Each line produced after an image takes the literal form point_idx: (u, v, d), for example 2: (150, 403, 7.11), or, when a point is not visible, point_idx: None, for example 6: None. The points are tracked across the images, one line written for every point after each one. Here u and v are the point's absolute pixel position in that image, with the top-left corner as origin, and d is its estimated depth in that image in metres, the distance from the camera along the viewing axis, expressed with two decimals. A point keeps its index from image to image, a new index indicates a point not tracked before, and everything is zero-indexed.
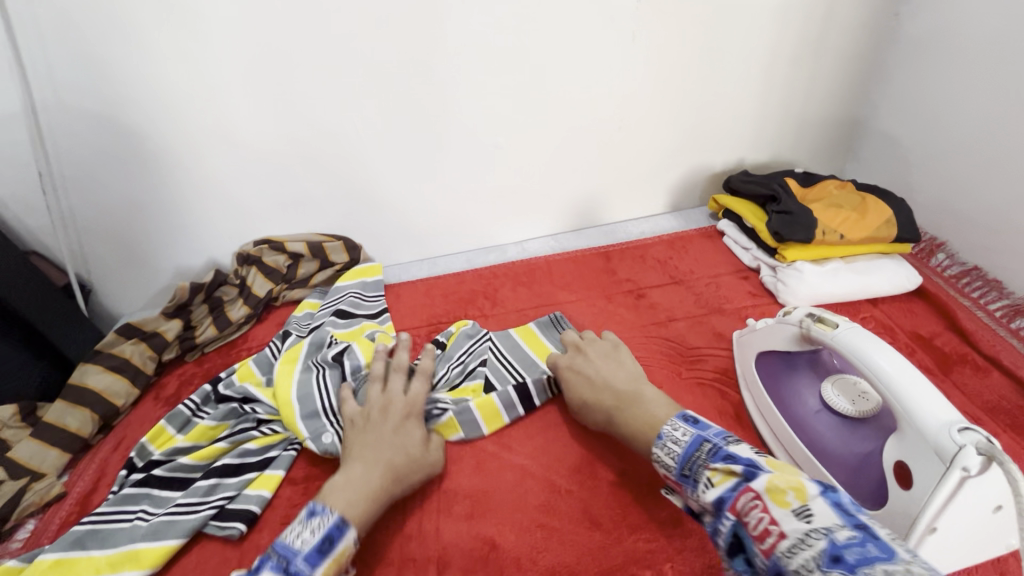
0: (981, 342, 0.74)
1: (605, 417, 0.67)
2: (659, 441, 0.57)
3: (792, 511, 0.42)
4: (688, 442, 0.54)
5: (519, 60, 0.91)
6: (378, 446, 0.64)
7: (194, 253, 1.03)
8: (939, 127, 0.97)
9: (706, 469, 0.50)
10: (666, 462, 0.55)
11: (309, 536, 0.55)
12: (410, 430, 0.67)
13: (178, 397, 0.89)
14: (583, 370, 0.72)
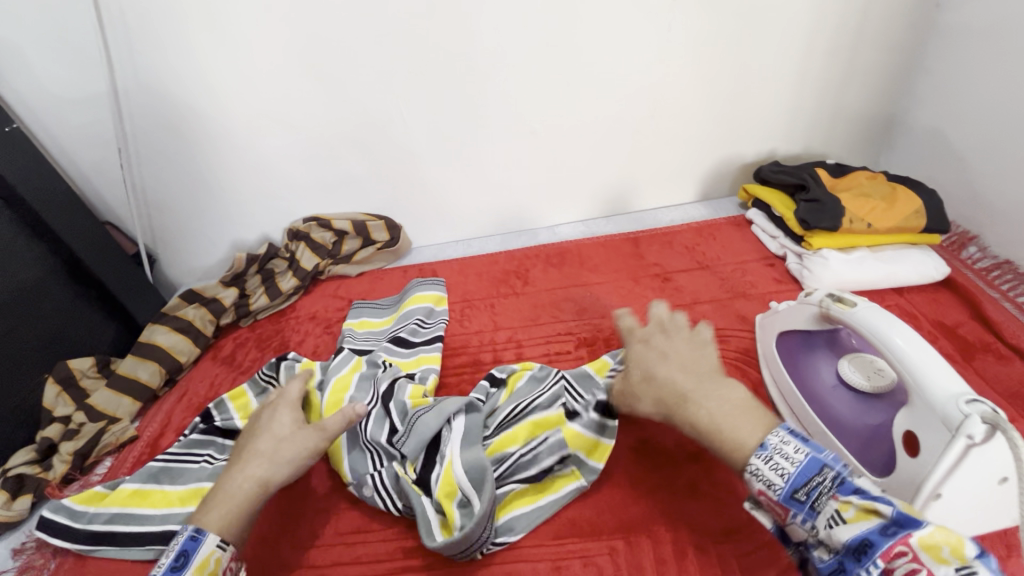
0: (1005, 332, 0.75)
1: (663, 404, 0.58)
2: (762, 451, 0.50)
3: (953, 571, 0.40)
4: (804, 462, 0.48)
5: (556, 49, 0.95)
6: (251, 452, 0.62)
7: (249, 228, 1.11)
8: (977, 120, 0.96)
9: (832, 501, 0.47)
10: (769, 479, 0.49)
11: (165, 559, 0.55)
12: (280, 421, 0.65)
13: (233, 358, 0.97)
14: (658, 347, 0.62)
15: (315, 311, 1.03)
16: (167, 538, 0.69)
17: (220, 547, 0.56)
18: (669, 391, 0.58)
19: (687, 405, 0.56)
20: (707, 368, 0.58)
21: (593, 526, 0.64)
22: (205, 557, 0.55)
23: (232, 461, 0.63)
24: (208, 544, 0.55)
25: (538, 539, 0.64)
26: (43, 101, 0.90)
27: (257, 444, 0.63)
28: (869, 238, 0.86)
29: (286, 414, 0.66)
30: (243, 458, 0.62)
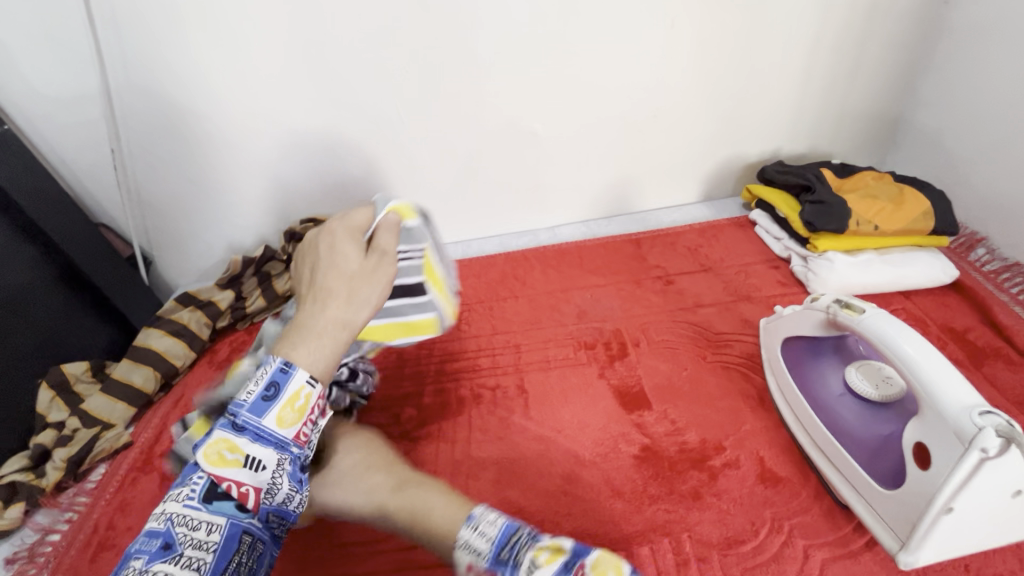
0: (1015, 337, 0.73)
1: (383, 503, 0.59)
2: (470, 525, 0.51)
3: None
4: (500, 529, 0.50)
5: (556, 48, 0.94)
6: (329, 263, 0.60)
7: (246, 229, 1.10)
8: (986, 119, 0.94)
9: (529, 550, 0.48)
10: (477, 548, 0.50)
11: (254, 386, 0.54)
12: (348, 247, 0.61)
13: (230, 362, 0.96)
14: (361, 465, 0.63)
15: None
16: None
17: (309, 384, 0.55)
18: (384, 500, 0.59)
19: (423, 517, 0.55)
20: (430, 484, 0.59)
21: (595, 538, 0.61)
22: (296, 391, 0.54)
23: (306, 303, 0.59)
24: (296, 379, 0.54)
25: None
26: (34, 101, 0.89)
27: (326, 283, 0.59)
28: (876, 241, 0.84)
29: (354, 246, 0.61)
30: (318, 280, 0.59)
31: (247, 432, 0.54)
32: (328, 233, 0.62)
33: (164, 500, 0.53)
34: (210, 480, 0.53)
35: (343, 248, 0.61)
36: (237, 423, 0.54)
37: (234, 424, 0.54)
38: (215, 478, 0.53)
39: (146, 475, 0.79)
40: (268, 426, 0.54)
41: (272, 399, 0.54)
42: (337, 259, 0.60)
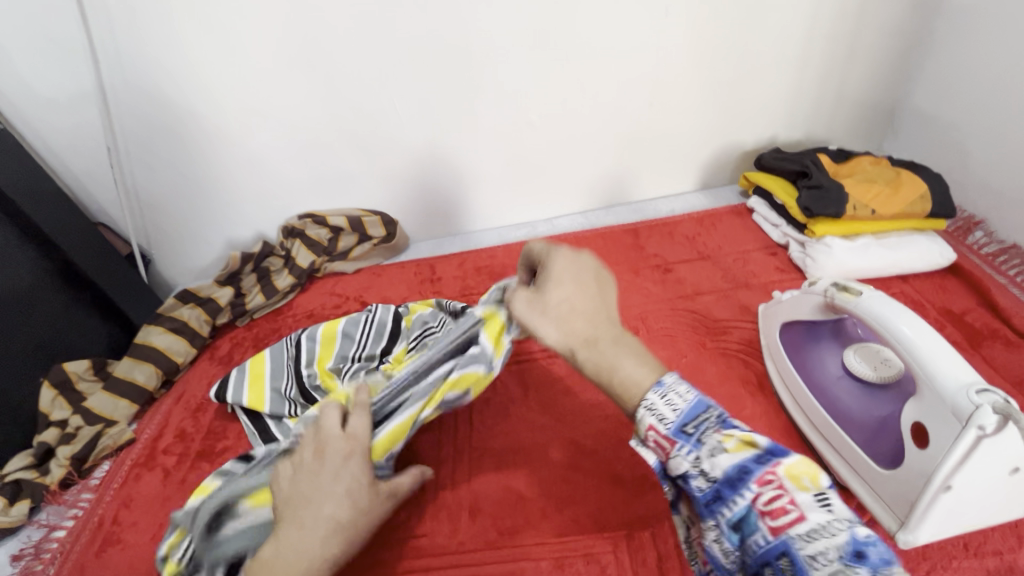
0: (1013, 319, 0.74)
1: (591, 339, 0.54)
2: (658, 388, 0.47)
3: (812, 497, 0.39)
4: (692, 401, 0.45)
5: (552, 37, 0.93)
6: (319, 491, 0.55)
7: (245, 226, 1.10)
8: (983, 101, 0.94)
9: (715, 434, 0.43)
10: (661, 413, 0.45)
11: None
12: (352, 470, 0.57)
13: (232, 358, 0.96)
14: (567, 280, 0.58)
15: (313, 309, 1.02)
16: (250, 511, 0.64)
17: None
18: (579, 338, 0.55)
19: (596, 349, 0.53)
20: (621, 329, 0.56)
21: (595, 523, 0.63)
22: None
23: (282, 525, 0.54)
24: None
25: (540, 538, 0.63)
26: (29, 101, 0.88)
27: (310, 502, 0.55)
28: (873, 225, 0.84)
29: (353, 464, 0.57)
30: (310, 515, 0.54)
31: None
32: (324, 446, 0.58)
33: None
34: None
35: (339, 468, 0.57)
36: None
37: None
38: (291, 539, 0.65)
39: (150, 471, 0.79)
40: None
41: None
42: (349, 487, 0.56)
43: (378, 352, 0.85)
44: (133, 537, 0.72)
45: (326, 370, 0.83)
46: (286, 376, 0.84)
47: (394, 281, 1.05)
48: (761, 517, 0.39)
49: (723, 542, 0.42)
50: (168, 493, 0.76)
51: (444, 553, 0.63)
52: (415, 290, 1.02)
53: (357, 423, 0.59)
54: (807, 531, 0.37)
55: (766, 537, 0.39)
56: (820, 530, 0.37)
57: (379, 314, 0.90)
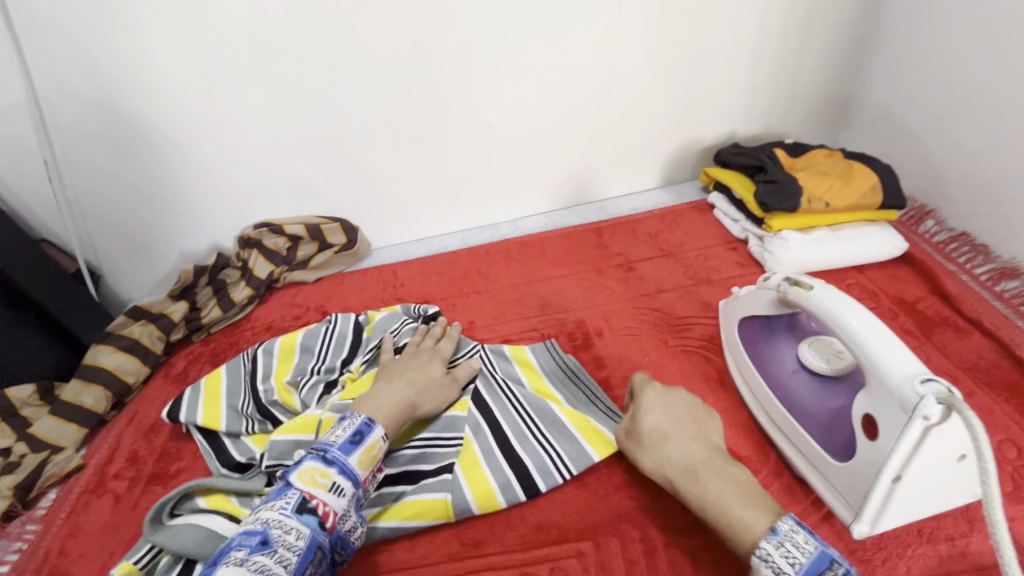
0: (963, 305, 0.75)
1: (693, 467, 0.58)
2: (772, 535, 0.49)
3: None
4: (814, 554, 0.46)
5: (506, 36, 0.92)
6: (418, 367, 0.71)
7: (198, 238, 1.06)
8: (929, 93, 0.96)
9: None
10: (779, 565, 0.47)
11: (341, 432, 0.60)
12: (435, 365, 0.73)
13: (187, 375, 0.93)
14: (676, 408, 0.63)
15: (272, 322, 0.99)
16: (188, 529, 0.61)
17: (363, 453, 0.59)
18: (679, 466, 0.58)
19: (697, 479, 0.57)
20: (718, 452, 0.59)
21: (560, 529, 0.63)
22: (363, 452, 0.59)
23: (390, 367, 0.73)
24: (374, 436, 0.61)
25: (504, 547, 0.62)
26: None
27: (412, 371, 0.70)
28: (827, 217, 0.86)
29: (440, 363, 0.73)
30: (403, 376, 0.69)
31: (336, 464, 0.57)
32: (424, 353, 0.75)
33: (260, 508, 0.53)
34: (301, 496, 0.53)
35: (465, 372, 0.73)
36: (328, 456, 0.57)
37: (324, 457, 0.57)
38: (306, 495, 0.53)
39: (99, 498, 0.76)
40: (353, 464, 0.58)
41: (357, 443, 0.59)
42: (449, 382, 0.71)
43: (338, 364, 0.83)
44: (81, 568, 0.69)
45: (284, 384, 0.81)
46: (243, 393, 0.81)
47: (356, 289, 1.03)
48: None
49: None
50: (118, 520, 0.73)
51: (406, 567, 0.61)
52: (377, 298, 1.00)
53: (445, 344, 0.77)
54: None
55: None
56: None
57: (339, 324, 0.88)
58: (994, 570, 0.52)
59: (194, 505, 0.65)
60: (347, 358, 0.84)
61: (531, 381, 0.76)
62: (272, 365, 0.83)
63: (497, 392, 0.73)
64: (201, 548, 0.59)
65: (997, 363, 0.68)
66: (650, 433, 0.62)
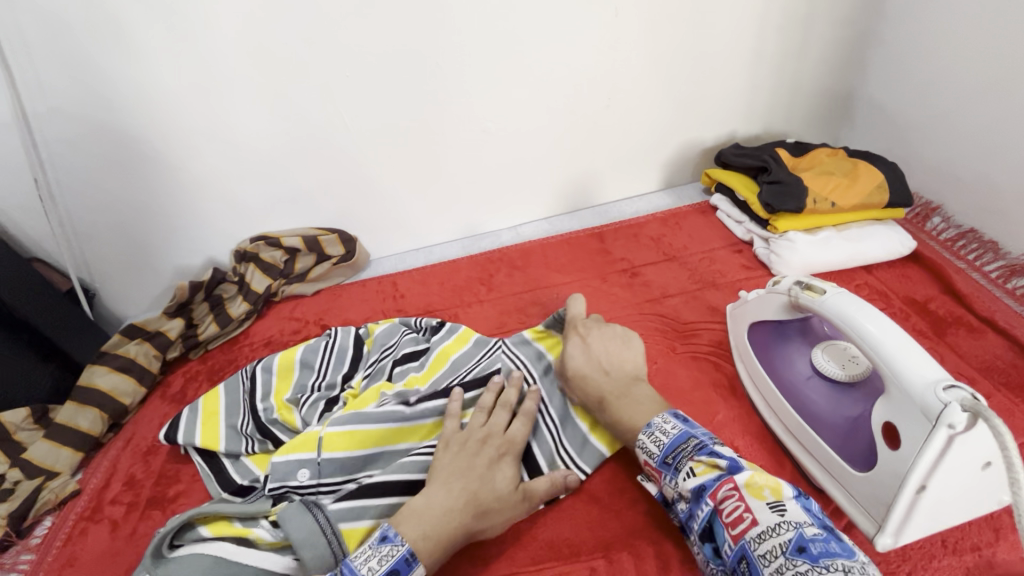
0: (975, 304, 0.74)
1: (604, 393, 0.66)
2: (648, 430, 0.58)
3: (765, 504, 0.46)
4: (676, 434, 0.56)
5: (502, 41, 0.91)
6: (478, 470, 0.60)
7: (194, 253, 1.04)
8: (932, 88, 0.95)
9: (689, 460, 0.53)
10: (649, 449, 0.57)
11: (377, 564, 0.51)
12: (503, 470, 0.61)
13: (184, 395, 0.91)
14: (593, 345, 0.71)
15: (270, 336, 0.97)
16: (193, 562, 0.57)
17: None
18: (599, 378, 0.67)
19: (606, 405, 0.65)
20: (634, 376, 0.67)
21: (573, 548, 0.61)
22: None
23: (447, 459, 0.62)
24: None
25: (512, 567, 0.60)
26: None
27: (466, 476, 0.59)
28: (834, 217, 0.84)
29: (512, 468, 0.62)
30: (457, 480, 0.59)
31: None
32: (496, 446, 0.63)
33: None
34: None
35: (540, 487, 0.62)
36: None
37: None
38: None
39: (97, 524, 0.74)
40: None
41: None
42: (521, 500, 0.60)
43: (339, 379, 0.81)
44: None
45: (284, 402, 0.79)
46: (242, 412, 0.79)
47: (355, 301, 1.01)
48: (725, 528, 0.47)
49: (705, 555, 0.50)
50: (116, 548, 0.71)
51: None
52: (378, 310, 0.98)
53: (519, 427, 0.65)
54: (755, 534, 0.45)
55: (732, 546, 0.46)
56: (773, 528, 0.44)
57: (339, 338, 0.86)
58: None
59: (196, 535, 0.61)
60: (348, 374, 0.82)
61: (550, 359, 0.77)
62: (272, 383, 0.81)
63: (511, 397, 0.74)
64: None
65: (1014, 363, 0.67)
66: (575, 365, 0.69)
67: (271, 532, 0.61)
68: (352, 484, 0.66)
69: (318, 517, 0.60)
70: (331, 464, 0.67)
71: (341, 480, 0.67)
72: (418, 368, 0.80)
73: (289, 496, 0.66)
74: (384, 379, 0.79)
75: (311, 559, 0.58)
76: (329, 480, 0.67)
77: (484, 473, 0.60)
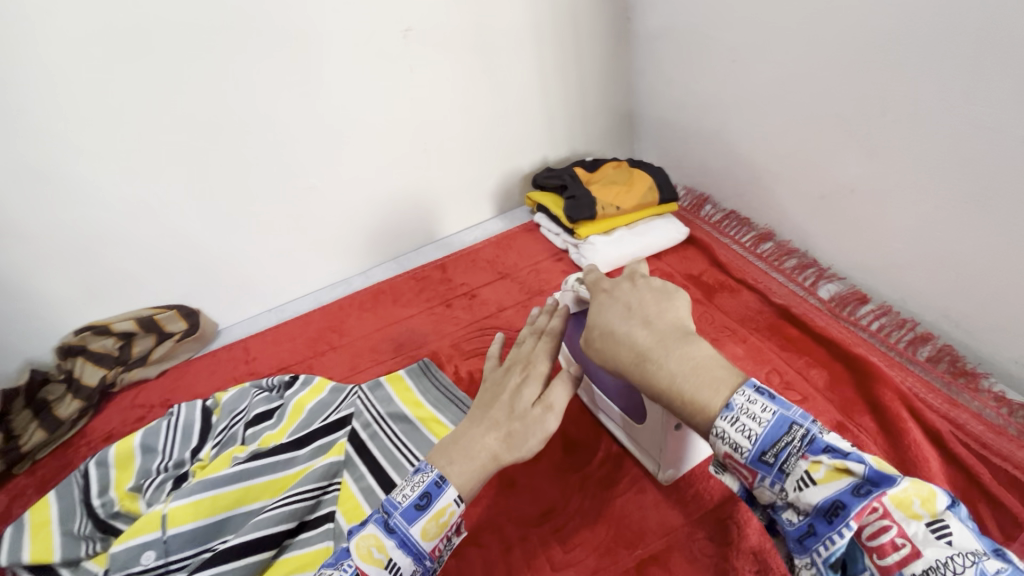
0: (732, 269, 0.91)
1: (641, 352, 0.50)
2: (727, 414, 0.43)
3: (926, 527, 0.37)
4: (771, 424, 0.41)
5: (304, 105, 0.97)
6: (500, 398, 0.58)
7: (7, 358, 0.95)
8: (680, 104, 1.16)
9: (802, 461, 0.40)
10: (734, 441, 0.42)
11: (410, 492, 0.52)
12: (532, 387, 0.58)
13: (11, 514, 0.82)
14: (621, 299, 0.56)
15: (111, 429, 0.92)
16: None
17: (457, 503, 0.52)
18: (628, 350, 0.51)
19: (644, 365, 0.49)
20: (674, 319, 0.52)
21: None
22: (444, 508, 0.51)
23: (483, 396, 0.60)
24: (447, 496, 0.51)
25: None
26: None
27: (491, 412, 0.57)
28: (623, 219, 0.99)
29: (535, 382, 0.58)
30: (483, 416, 0.57)
31: (395, 535, 0.49)
32: (520, 373, 0.60)
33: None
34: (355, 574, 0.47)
35: (561, 398, 0.57)
36: (392, 523, 0.50)
37: (389, 522, 0.50)
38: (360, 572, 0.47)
39: None
40: (415, 537, 0.49)
41: (424, 509, 0.50)
42: (542, 417, 0.56)
43: (186, 456, 0.79)
44: None
45: (126, 491, 0.76)
46: (79, 514, 0.74)
47: (204, 373, 0.99)
48: (866, 550, 0.39)
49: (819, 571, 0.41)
50: None
51: None
52: (230, 377, 0.97)
53: (543, 346, 0.62)
54: (917, 569, 0.36)
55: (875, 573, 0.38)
56: (939, 568, 0.36)
57: (184, 415, 0.84)
58: None
59: None
60: (197, 447, 0.80)
61: (406, 399, 0.82)
62: (109, 474, 0.77)
63: (376, 430, 0.78)
64: None
65: (761, 311, 0.83)
66: (600, 330, 0.54)
67: None
68: (206, 553, 0.65)
69: None
70: (176, 539, 0.65)
71: (193, 552, 0.65)
72: (272, 426, 0.81)
73: None
74: (236, 445, 0.79)
75: None
76: (179, 555, 0.65)
77: (511, 399, 0.57)
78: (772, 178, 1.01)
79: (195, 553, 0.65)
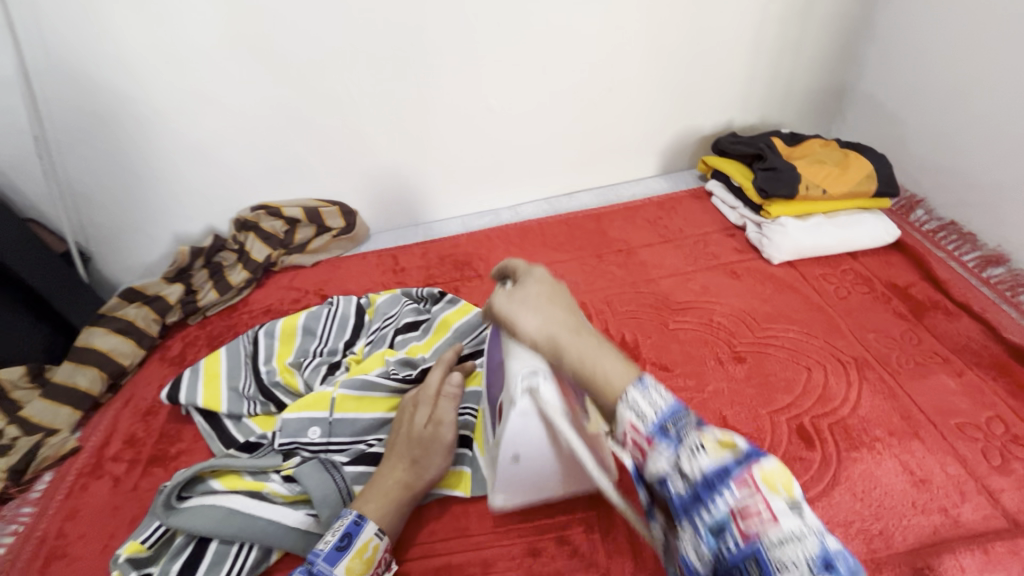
0: (953, 290, 0.81)
1: (551, 338, 0.51)
2: (640, 386, 0.45)
3: (784, 502, 0.38)
4: (673, 403, 0.44)
5: (506, 18, 0.92)
6: (402, 428, 0.64)
7: (193, 219, 1.03)
8: (917, 82, 0.98)
9: (694, 433, 0.42)
10: (641, 410, 0.44)
11: (330, 537, 0.55)
12: (415, 417, 0.64)
13: (184, 358, 0.91)
14: (523, 301, 0.55)
15: (270, 305, 0.98)
16: (213, 509, 0.60)
17: (378, 535, 0.57)
18: (544, 339, 0.52)
19: (576, 334, 0.52)
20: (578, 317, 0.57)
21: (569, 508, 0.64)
22: (365, 543, 0.56)
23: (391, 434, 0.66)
24: (368, 531, 0.57)
25: (512, 524, 0.63)
26: None
27: (398, 444, 0.63)
28: (823, 205, 0.90)
29: (421, 411, 0.64)
30: (397, 443, 0.64)
31: None
32: (418, 402, 0.65)
33: None
34: None
35: (449, 414, 0.63)
36: (314, 570, 0.53)
37: (311, 571, 0.53)
38: None
39: (98, 480, 0.74)
40: None
41: (344, 549, 0.54)
42: (433, 437, 0.62)
43: (341, 346, 0.82)
44: (81, 549, 0.67)
45: (286, 366, 0.80)
46: (244, 374, 0.80)
47: (355, 273, 1.02)
48: (733, 518, 0.38)
49: (700, 546, 0.40)
50: (118, 502, 0.71)
51: (418, 542, 0.63)
52: (378, 282, 1.00)
53: (434, 376, 0.66)
54: (776, 536, 0.36)
55: (736, 541, 0.38)
56: (791, 538, 0.36)
57: (341, 306, 0.87)
58: (984, 536, 0.56)
59: (207, 487, 0.63)
60: (350, 341, 0.83)
61: None
62: (274, 346, 0.83)
63: None
64: (225, 530, 0.59)
65: (985, 344, 0.74)
66: (509, 312, 0.54)
67: (284, 487, 0.64)
68: (361, 445, 0.69)
69: (336, 478, 0.64)
70: (341, 424, 0.70)
71: (350, 441, 0.70)
72: (420, 335, 0.82)
73: (298, 452, 0.68)
74: (386, 347, 0.81)
75: (330, 516, 0.62)
76: (339, 439, 0.69)
77: (411, 428, 0.63)
78: (1023, 191, 0.84)
79: (349, 442, 0.70)
